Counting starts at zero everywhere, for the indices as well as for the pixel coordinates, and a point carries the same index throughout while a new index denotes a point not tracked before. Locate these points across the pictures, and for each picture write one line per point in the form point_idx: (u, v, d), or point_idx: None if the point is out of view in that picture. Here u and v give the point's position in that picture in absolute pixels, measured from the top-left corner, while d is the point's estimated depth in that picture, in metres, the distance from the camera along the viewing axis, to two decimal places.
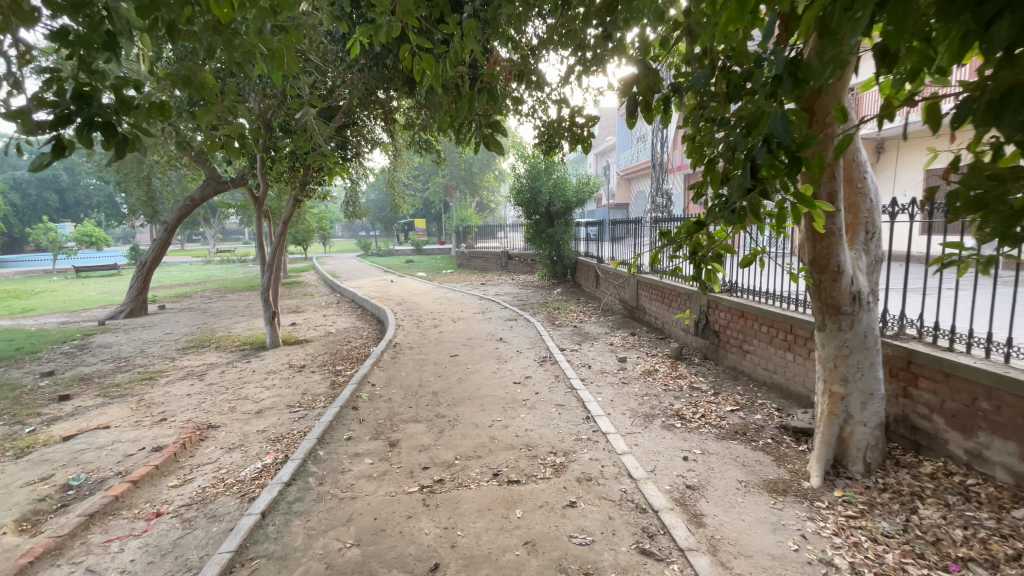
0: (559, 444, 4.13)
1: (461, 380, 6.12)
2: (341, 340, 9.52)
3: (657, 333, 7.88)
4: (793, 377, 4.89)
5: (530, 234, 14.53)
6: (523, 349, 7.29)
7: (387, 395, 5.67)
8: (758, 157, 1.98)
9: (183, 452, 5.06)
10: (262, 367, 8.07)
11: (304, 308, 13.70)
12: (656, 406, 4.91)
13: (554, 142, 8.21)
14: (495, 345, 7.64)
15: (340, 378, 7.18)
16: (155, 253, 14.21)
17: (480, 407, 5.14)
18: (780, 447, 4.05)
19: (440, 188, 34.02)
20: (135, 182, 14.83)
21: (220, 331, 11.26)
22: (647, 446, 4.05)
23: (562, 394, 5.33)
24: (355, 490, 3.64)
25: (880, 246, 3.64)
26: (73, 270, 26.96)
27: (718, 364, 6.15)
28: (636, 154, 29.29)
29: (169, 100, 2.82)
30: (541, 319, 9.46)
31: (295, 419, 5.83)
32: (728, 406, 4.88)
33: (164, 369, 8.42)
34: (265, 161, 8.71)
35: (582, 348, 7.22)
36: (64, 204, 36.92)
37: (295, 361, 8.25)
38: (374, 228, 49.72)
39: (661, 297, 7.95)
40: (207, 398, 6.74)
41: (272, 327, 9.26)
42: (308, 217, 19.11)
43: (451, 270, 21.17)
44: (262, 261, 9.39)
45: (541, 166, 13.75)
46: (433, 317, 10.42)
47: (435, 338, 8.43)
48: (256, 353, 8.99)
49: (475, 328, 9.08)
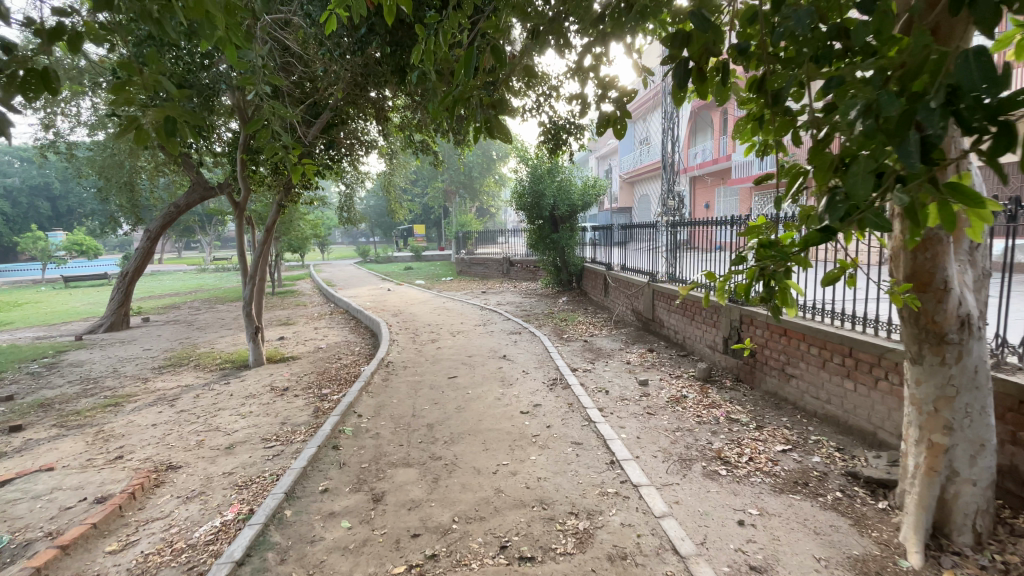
0: (581, 502, 3.35)
1: (461, 409, 5.33)
2: (330, 357, 8.74)
3: (678, 349, 7.12)
4: (853, 411, 4.13)
5: (533, 240, 13.77)
6: (529, 369, 6.50)
7: (375, 430, 4.88)
8: (930, 127, 1.26)
9: (130, 504, 4.27)
10: (240, 391, 7.29)
11: (294, 320, 12.90)
12: (692, 446, 4.14)
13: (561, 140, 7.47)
14: (498, 365, 6.83)
15: (325, 404, 6.38)
16: (137, 263, 13.43)
17: (483, 446, 4.36)
18: (854, 505, 3.27)
19: (440, 193, 33.27)
20: (118, 189, 14.09)
21: (203, 347, 10.47)
22: (690, 504, 3.28)
23: (579, 428, 4.55)
24: (324, 571, 2.86)
25: (987, 255, 2.90)
26: (63, 280, 26.25)
27: (755, 389, 5.39)
28: (640, 156, 28.55)
29: (57, 67, 2.08)
30: (548, 333, 8.66)
31: (269, 457, 5.04)
32: (778, 445, 4.10)
33: (134, 394, 7.63)
34: (245, 162, 7.95)
35: (596, 368, 6.43)
36: (57, 212, 36.37)
37: (278, 383, 7.46)
38: (373, 234, 49.01)
39: (681, 309, 7.20)
40: (173, 431, 5.96)
41: (255, 344, 8.50)
42: (301, 223, 18.38)
43: (451, 278, 20.36)
44: (244, 272, 8.61)
45: (544, 168, 13.02)
46: (430, 331, 9.63)
47: (432, 356, 7.64)
48: (236, 374, 8.20)
49: (475, 343, 8.30)
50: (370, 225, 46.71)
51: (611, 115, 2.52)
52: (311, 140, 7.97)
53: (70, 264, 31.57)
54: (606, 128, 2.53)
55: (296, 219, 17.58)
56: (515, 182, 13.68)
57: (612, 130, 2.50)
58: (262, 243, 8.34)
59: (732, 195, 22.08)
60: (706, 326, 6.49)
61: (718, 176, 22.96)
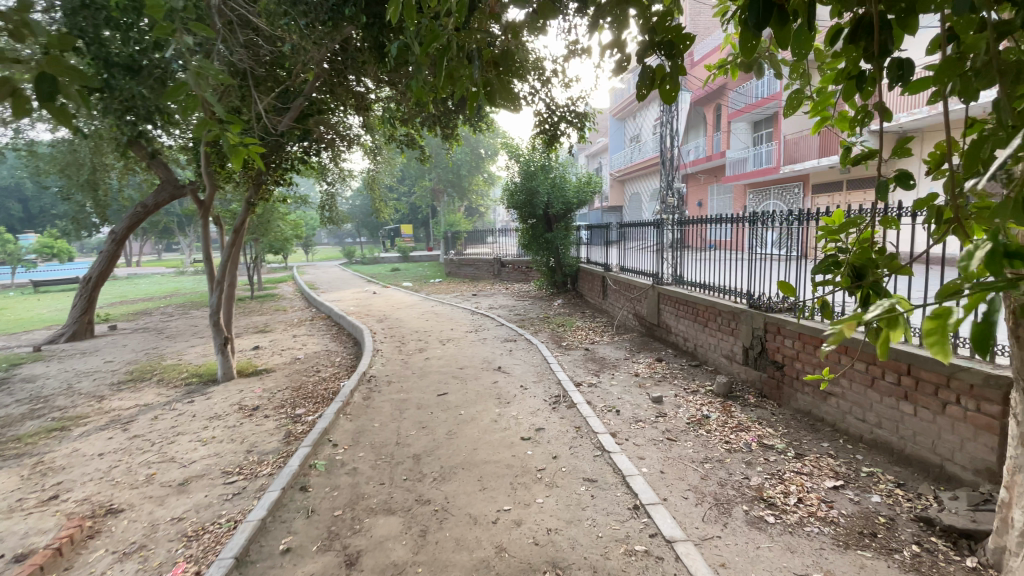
0: (603, 566, 2.71)
1: (452, 434, 4.64)
2: (307, 370, 8.00)
3: (689, 359, 6.52)
4: (912, 438, 3.55)
5: (526, 240, 13.09)
6: (529, 383, 5.84)
7: (353, 465, 4.17)
8: None
9: (53, 564, 3.53)
10: (205, 411, 6.54)
11: (272, 327, 12.09)
12: (728, 483, 3.50)
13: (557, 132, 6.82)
14: (493, 379, 6.15)
15: (299, 428, 5.64)
16: (102, 268, 12.51)
17: (480, 485, 3.69)
18: (941, 565, 2.65)
19: (427, 193, 32.48)
20: (81, 188, 13.15)
21: (170, 359, 9.64)
22: (740, 567, 2.65)
23: (591, 460, 3.91)
24: None
25: None
26: (32, 285, 25.02)
27: (783, 407, 4.81)
28: (631, 154, 28.04)
29: None
30: (545, 340, 8.00)
31: (228, 497, 4.32)
32: (828, 481, 3.50)
33: (84, 416, 6.81)
34: (209, 155, 7.15)
35: (601, 382, 5.78)
36: (29, 214, 34.95)
37: (247, 402, 6.68)
38: (359, 235, 48.01)
39: (691, 313, 6.62)
40: (122, 463, 5.20)
41: (224, 356, 7.73)
42: (281, 224, 17.53)
43: (440, 280, 19.69)
44: (211, 278, 7.82)
45: (537, 165, 12.39)
46: (418, 339, 8.92)
47: (419, 368, 6.93)
48: (202, 390, 7.42)
49: (467, 352, 7.62)
50: (357, 225, 45.70)
51: (655, 71, 1.86)
52: (283, 131, 7.23)
53: (41, 268, 30.20)
54: (649, 89, 1.87)
55: (275, 218, 16.72)
56: (507, 178, 13.01)
57: (656, 92, 1.84)
58: (229, 246, 7.54)
59: (726, 193, 21.68)
60: (721, 334, 5.89)
61: (711, 174, 22.57)
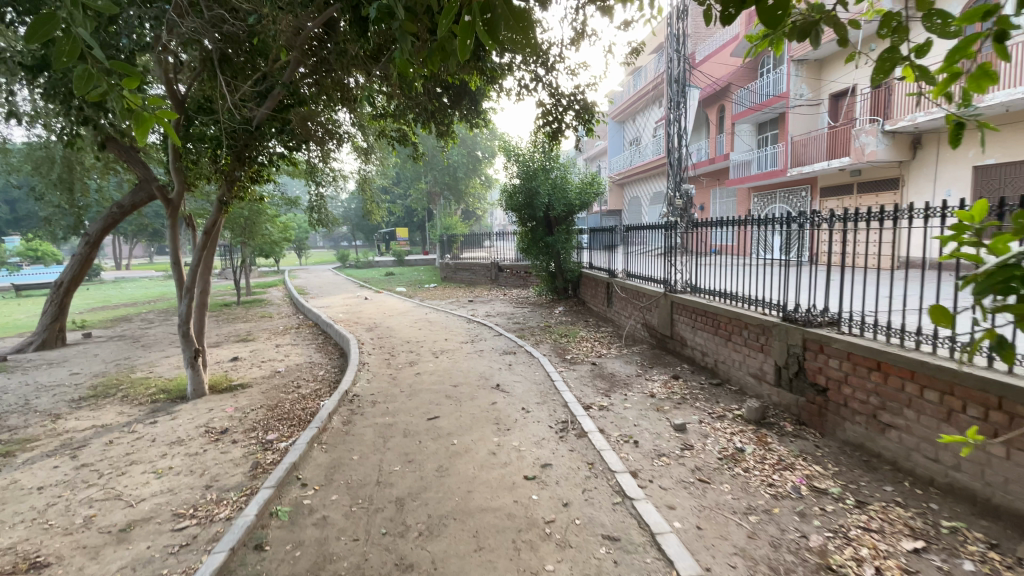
0: None
1: (443, 471, 3.95)
2: (287, 385, 7.29)
3: (709, 376, 5.85)
4: (1006, 488, 2.96)
5: (525, 244, 12.44)
6: (531, 405, 5.14)
7: (323, 512, 3.47)
8: None
9: None
10: (167, 435, 5.81)
11: (254, 335, 11.34)
12: (784, 545, 2.84)
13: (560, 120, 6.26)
14: (491, 399, 5.46)
15: (269, 458, 4.92)
16: (75, 272, 11.73)
17: (476, 543, 3.00)
18: None
19: (423, 195, 31.75)
20: (52, 187, 12.36)
21: (141, 371, 8.89)
22: None
23: (610, 509, 3.23)
24: None
25: None
26: (14, 289, 24.16)
27: (828, 438, 4.18)
28: (631, 156, 27.44)
29: None
30: (547, 353, 7.31)
31: (174, 548, 3.61)
32: (905, 543, 2.87)
33: (33, 438, 6.07)
34: (176, 148, 6.44)
35: (613, 404, 5.10)
36: (15, 216, 34.05)
37: (215, 425, 5.97)
38: (354, 239, 47.19)
39: (710, 325, 5.94)
40: (59, 501, 4.47)
41: (194, 371, 7.00)
42: (268, 227, 16.78)
43: (435, 286, 18.97)
44: (178, 285, 7.07)
45: (537, 164, 11.73)
46: (409, 350, 8.22)
47: (409, 386, 6.23)
48: (169, 409, 6.69)
49: (462, 366, 6.93)
50: (352, 228, 44.95)
51: None
52: (259, 122, 6.54)
53: (26, 269, 29.36)
54: None
55: (262, 220, 16.01)
56: (505, 179, 12.33)
57: None
58: (199, 250, 6.82)
59: (729, 196, 21.12)
60: (747, 350, 5.23)
61: (714, 177, 22.01)
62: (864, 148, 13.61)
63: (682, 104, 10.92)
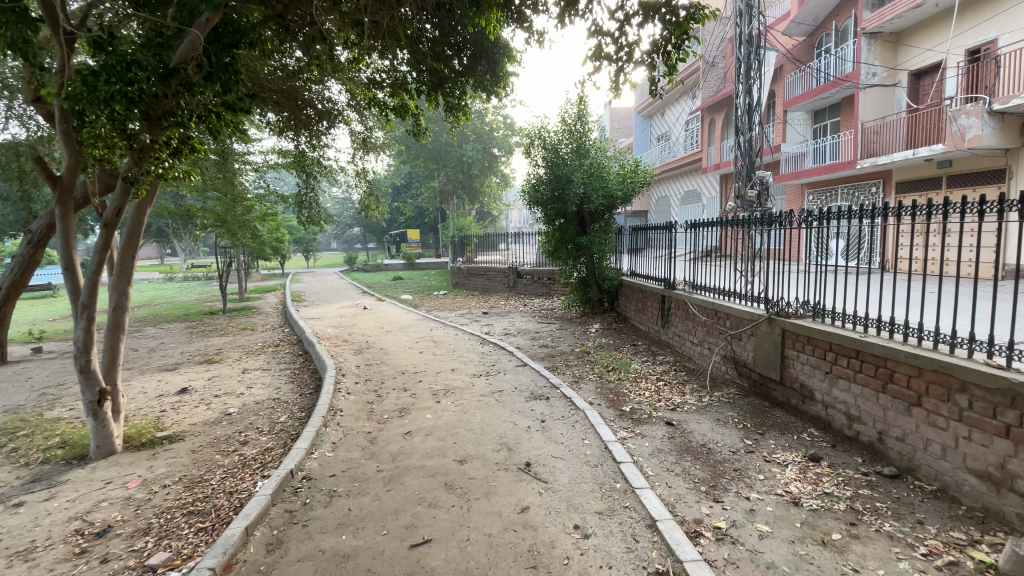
0: None
1: None
2: (231, 440, 5.25)
3: (870, 458, 3.67)
4: None
5: (551, 246, 10.25)
6: (589, 520, 2.99)
7: None
8: None
9: None
10: (13, 538, 3.71)
11: (224, 355, 9.34)
12: None
13: (623, 35, 4.08)
14: (524, 499, 3.29)
15: None
16: (18, 275, 9.80)
17: None
18: None
19: (435, 195, 29.72)
20: None
21: (62, 407, 6.86)
22: None
23: None
24: None
25: None
26: None
27: None
28: (663, 151, 25.03)
29: None
30: (599, 401, 5.12)
31: None
32: None
33: None
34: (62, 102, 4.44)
35: (743, 526, 2.89)
36: None
37: (97, 518, 3.89)
38: (364, 243, 45.43)
39: (865, 377, 3.76)
40: None
41: (98, 421, 4.96)
42: (256, 226, 14.81)
43: (445, 292, 16.90)
44: (72, 301, 4.98)
45: (570, 148, 9.53)
46: (405, 386, 6.14)
47: (394, 456, 4.11)
48: (54, 478, 4.66)
49: (474, 419, 4.80)
50: (362, 231, 43.09)
51: None
52: (180, 62, 4.42)
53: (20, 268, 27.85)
54: None
55: (249, 218, 14.08)
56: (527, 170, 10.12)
57: None
58: (99, 250, 4.77)
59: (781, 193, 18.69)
60: (961, 429, 3.07)
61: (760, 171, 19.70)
62: (965, 133, 10.96)
63: (755, 68, 8.58)
